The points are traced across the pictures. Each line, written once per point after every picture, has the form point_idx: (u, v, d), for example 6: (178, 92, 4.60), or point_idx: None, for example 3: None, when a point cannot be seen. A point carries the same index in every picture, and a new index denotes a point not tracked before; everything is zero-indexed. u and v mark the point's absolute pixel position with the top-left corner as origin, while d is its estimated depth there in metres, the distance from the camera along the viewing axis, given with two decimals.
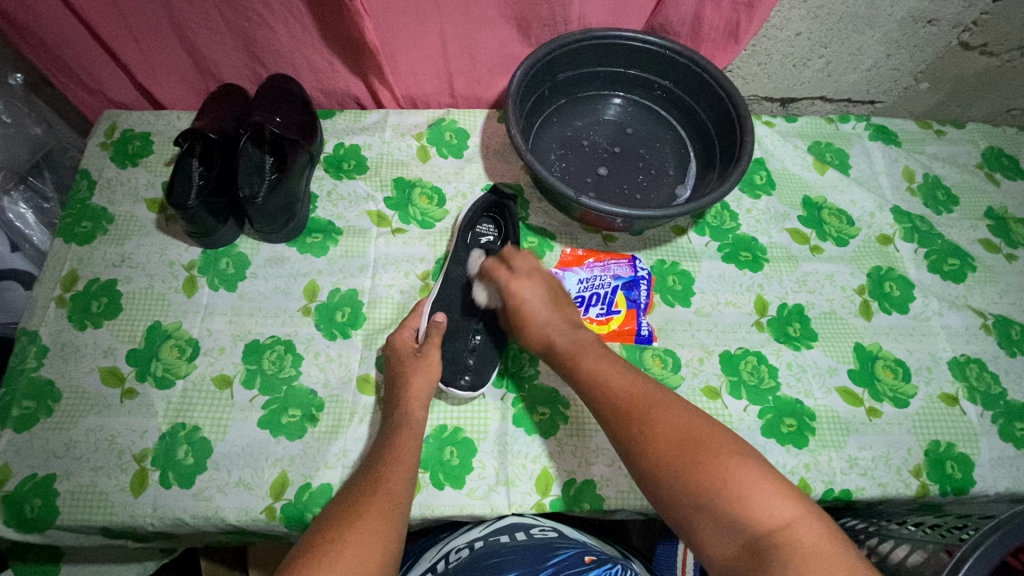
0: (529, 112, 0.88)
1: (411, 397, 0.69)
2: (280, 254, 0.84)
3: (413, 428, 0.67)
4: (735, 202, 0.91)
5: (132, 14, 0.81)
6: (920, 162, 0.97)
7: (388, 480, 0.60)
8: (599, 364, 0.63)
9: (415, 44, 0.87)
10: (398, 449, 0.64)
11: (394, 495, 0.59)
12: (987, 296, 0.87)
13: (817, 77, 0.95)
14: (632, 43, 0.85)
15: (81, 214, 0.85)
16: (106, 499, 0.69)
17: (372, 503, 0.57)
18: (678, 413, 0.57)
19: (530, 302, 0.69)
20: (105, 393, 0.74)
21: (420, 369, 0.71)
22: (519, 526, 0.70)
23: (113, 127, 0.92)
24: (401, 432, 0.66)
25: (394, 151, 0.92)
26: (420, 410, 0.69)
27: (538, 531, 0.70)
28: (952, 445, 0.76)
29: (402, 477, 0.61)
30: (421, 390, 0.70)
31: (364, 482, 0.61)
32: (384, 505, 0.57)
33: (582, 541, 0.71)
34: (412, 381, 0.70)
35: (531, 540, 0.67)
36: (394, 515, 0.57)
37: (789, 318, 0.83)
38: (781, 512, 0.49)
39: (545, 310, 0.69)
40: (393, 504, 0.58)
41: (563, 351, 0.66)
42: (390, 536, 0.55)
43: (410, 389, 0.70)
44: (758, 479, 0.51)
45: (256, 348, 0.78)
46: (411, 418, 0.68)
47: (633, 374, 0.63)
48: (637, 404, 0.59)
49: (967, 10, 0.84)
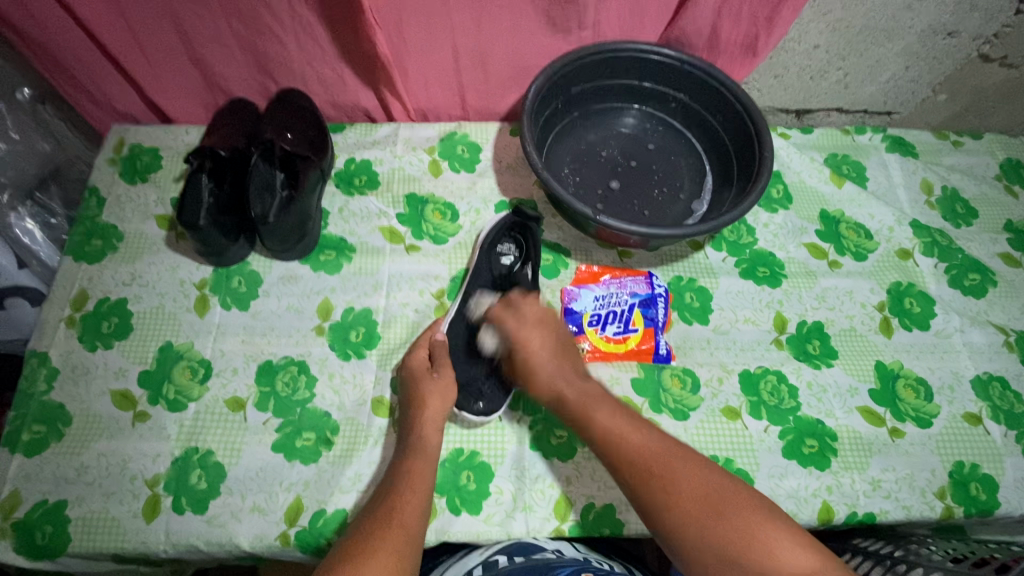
0: (543, 126, 0.87)
1: (426, 416, 0.68)
2: (291, 272, 0.83)
3: (426, 454, 0.66)
4: (752, 216, 0.90)
5: (140, 28, 0.80)
6: (938, 174, 0.96)
7: (402, 510, 0.59)
8: (605, 420, 0.65)
9: (428, 58, 0.86)
10: (412, 477, 0.63)
11: (408, 526, 0.58)
12: (1008, 312, 0.86)
13: (834, 89, 0.94)
14: (647, 56, 0.84)
15: (90, 231, 0.84)
16: (119, 526, 0.68)
17: (388, 535, 0.56)
18: (688, 468, 0.61)
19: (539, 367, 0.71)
20: (117, 416, 0.73)
21: (438, 392, 0.70)
22: (520, 549, 0.68)
23: (122, 142, 0.90)
24: (415, 459, 0.65)
25: (405, 166, 0.91)
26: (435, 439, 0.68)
27: (540, 555, 0.67)
28: (976, 466, 0.75)
29: (416, 506, 0.60)
30: (435, 412, 0.69)
31: (377, 511, 0.59)
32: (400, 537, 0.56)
33: (584, 560, 0.68)
34: (428, 402, 0.69)
35: (529, 562, 0.65)
36: (408, 548, 0.56)
37: (808, 335, 0.82)
38: (802, 563, 0.53)
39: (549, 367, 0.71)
40: (409, 534, 0.57)
41: (573, 406, 0.68)
42: (406, 568, 0.54)
43: (425, 409, 0.69)
44: (775, 531, 0.55)
45: (269, 369, 0.76)
46: (425, 445, 0.67)
47: (645, 432, 0.65)
48: (649, 464, 0.62)
49: (988, 22, 0.82)
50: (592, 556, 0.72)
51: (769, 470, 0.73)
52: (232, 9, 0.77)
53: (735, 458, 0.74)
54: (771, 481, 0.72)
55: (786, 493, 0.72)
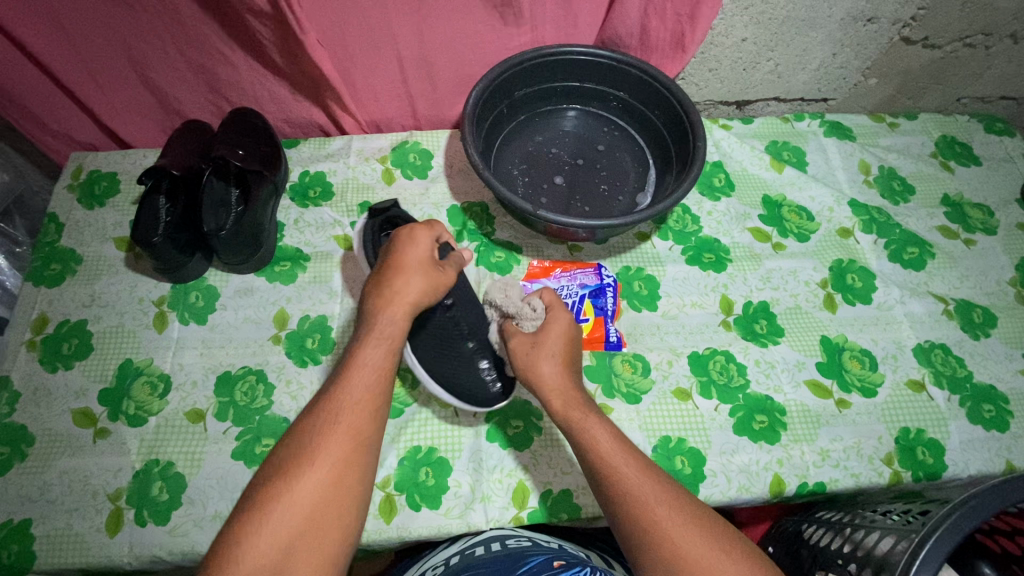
0: (488, 131, 0.90)
1: (398, 306, 0.63)
2: (248, 285, 0.85)
3: (373, 361, 0.61)
4: (696, 205, 0.93)
5: (91, 57, 0.82)
6: (875, 155, 0.99)
7: (349, 398, 0.58)
8: (601, 443, 0.62)
9: (373, 70, 0.89)
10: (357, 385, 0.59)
11: (343, 448, 0.55)
12: (948, 282, 0.89)
13: (768, 80, 0.98)
14: (584, 58, 0.87)
15: (49, 256, 0.86)
16: (82, 541, 0.69)
17: (318, 461, 0.54)
18: (679, 509, 0.56)
19: (553, 348, 0.68)
20: (78, 434, 0.74)
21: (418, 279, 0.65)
22: (496, 538, 0.70)
23: (80, 169, 0.93)
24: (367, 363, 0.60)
25: (359, 176, 0.94)
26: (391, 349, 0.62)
27: (513, 542, 0.69)
28: (922, 431, 0.77)
29: (357, 421, 0.57)
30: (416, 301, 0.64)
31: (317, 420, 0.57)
32: (338, 455, 0.55)
33: (555, 547, 0.70)
34: (413, 284, 0.64)
35: (506, 548, 0.67)
36: (356, 440, 0.56)
37: (755, 316, 0.84)
38: None
39: (552, 368, 0.67)
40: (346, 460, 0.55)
41: (572, 414, 0.64)
42: (337, 495, 0.53)
43: (404, 297, 0.63)
44: None
45: (228, 380, 0.78)
46: (374, 348, 0.61)
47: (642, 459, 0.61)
48: (639, 495, 0.57)
49: (904, 7, 0.86)
50: (563, 543, 0.74)
51: (720, 447, 0.75)
52: (179, 33, 0.80)
53: (687, 437, 0.75)
54: (722, 458, 0.74)
55: (737, 468, 0.74)
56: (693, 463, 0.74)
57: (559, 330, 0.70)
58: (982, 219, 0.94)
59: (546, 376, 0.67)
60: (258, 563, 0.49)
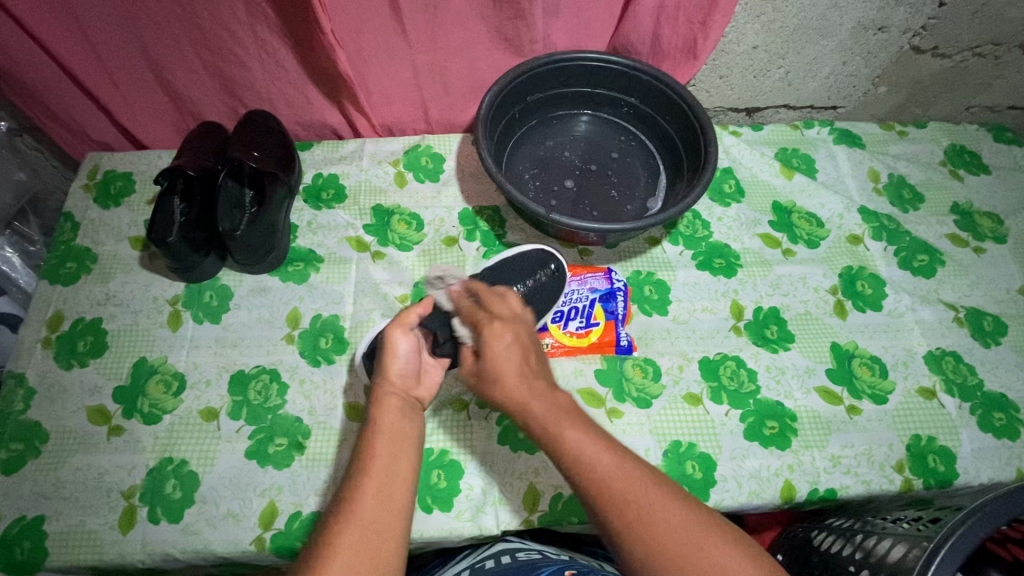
0: (501, 136, 0.90)
1: (396, 385, 0.66)
2: (262, 285, 0.86)
3: (387, 429, 0.61)
4: (706, 211, 0.93)
5: (109, 58, 0.83)
6: (884, 163, 1.00)
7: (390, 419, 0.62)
8: (577, 446, 0.58)
9: (387, 74, 0.90)
10: (370, 465, 0.57)
11: (369, 523, 0.52)
12: (958, 289, 0.89)
13: (778, 87, 0.99)
14: (596, 64, 0.88)
15: (66, 255, 0.87)
16: (95, 538, 0.69)
17: (345, 540, 0.51)
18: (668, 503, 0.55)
19: (501, 364, 0.64)
20: (92, 431, 0.75)
21: (396, 351, 0.68)
22: (506, 551, 0.72)
23: (97, 169, 0.94)
24: (376, 436, 0.60)
25: (371, 179, 0.94)
26: (400, 414, 0.63)
27: (523, 553, 0.71)
28: (933, 438, 0.77)
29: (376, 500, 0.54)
30: (405, 377, 0.68)
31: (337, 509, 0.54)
32: (378, 497, 0.54)
33: (564, 558, 0.71)
34: (393, 361, 0.67)
35: (516, 561, 0.68)
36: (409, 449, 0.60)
37: (765, 321, 0.85)
38: None
39: (509, 384, 0.64)
40: (370, 537, 0.51)
41: (541, 422, 0.61)
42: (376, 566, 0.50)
43: (393, 376, 0.67)
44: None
45: (241, 379, 0.79)
46: (387, 419, 0.62)
47: (621, 457, 0.58)
48: (621, 498, 0.55)
49: (914, 16, 0.87)
50: (574, 554, 0.75)
51: (731, 453, 0.75)
52: (197, 36, 0.81)
53: (698, 442, 0.76)
54: (733, 463, 0.74)
55: (748, 473, 0.74)
56: (704, 468, 0.74)
57: (498, 337, 0.66)
58: (992, 227, 0.95)
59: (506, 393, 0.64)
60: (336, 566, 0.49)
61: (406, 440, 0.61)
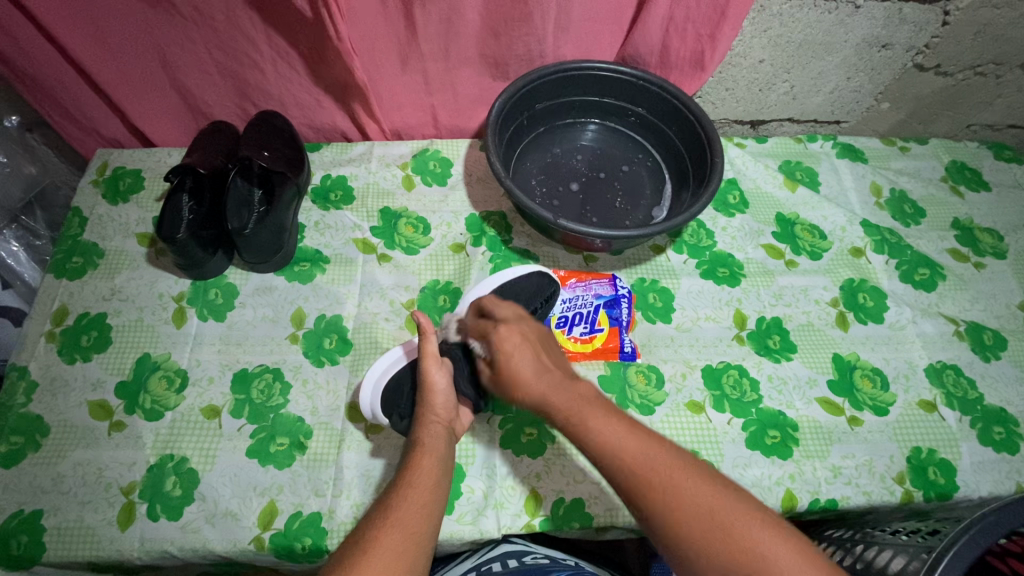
0: (509, 142, 0.91)
1: (439, 415, 0.68)
2: (267, 283, 0.86)
3: (432, 450, 0.65)
4: (710, 221, 0.94)
5: (123, 56, 0.84)
6: (886, 177, 1.01)
7: (428, 443, 0.65)
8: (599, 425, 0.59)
9: (398, 79, 0.90)
10: (418, 476, 0.62)
11: (413, 529, 0.56)
12: (959, 303, 0.90)
13: (783, 101, 1.00)
14: (604, 73, 0.89)
15: (72, 249, 0.87)
16: (93, 534, 0.68)
17: (390, 535, 0.55)
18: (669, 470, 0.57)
19: (518, 367, 0.63)
20: (94, 426, 0.74)
21: (434, 386, 0.68)
22: (512, 554, 0.74)
23: (106, 165, 0.94)
24: (421, 455, 0.64)
25: (379, 181, 0.95)
26: (441, 444, 0.66)
27: (530, 559, 0.73)
28: (933, 451, 0.78)
29: (420, 508, 0.58)
30: (448, 408, 0.69)
31: (381, 512, 0.58)
32: (414, 515, 0.57)
33: (573, 565, 0.75)
34: (435, 395, 0.68)
35: (523, 565, 0.71)
36: (441, 472, 0.63)
37: (768, 331, 0.85)
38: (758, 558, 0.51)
39: (529, 382, 0.63)
40: (412, 542, 0.55)
41: (564, 413, 0.61)
42: (414, 565, 0.53)
43: (436, 407, 0.68)
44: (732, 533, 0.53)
45: (244, 377, 0.79)
46: (430, 443, 0.65)
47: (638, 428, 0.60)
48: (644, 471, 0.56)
49: (918, 34, 0.88)
50: (579, 560, 0.78)
51: (733, 461, 0.75)
52: (212, 37, 0.82)
53: (700, 450, 0.76)
54: (735, 471, 0.75)
55: (750, 482, 0.74)
56: None
57: (510, 341, 0.65)
58: (992, 243, 0.96)
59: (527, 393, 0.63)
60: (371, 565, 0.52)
61: (446, 461, 0.65)
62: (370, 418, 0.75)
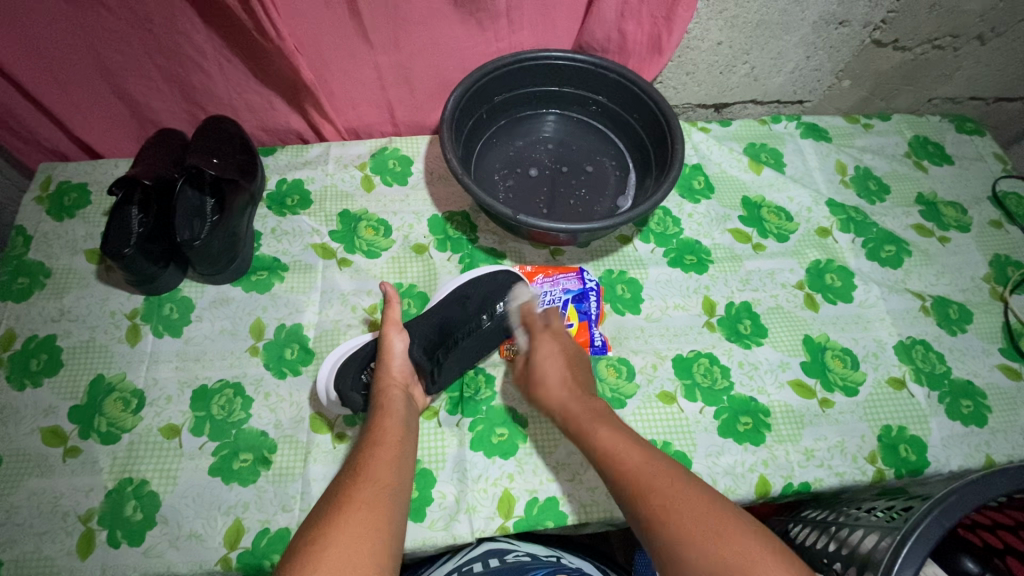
0: (468, 137, 0.89)
1: (396, 379, 0.71)
2: (224, 295, 0.83)
3: (393, 412, 0.66)
4: (676, 208, 0.93)
5: (58, 64, 0.79)
6: (850, 155, 1.01)
7: (390, 407, 0.67)
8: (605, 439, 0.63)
9: (351, 77, 0.87)
10: (384, 435, 0.63)
11: (385, 483, 0.58)
12: (924, 279, 0.90)
13: (744, 83, 0.99)
14: (562, 63, 0.87)
15: (16, 270, 0.83)
16: (52, 565, 0.66)
17: (366, 490, 0.57)
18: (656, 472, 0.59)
19: (547, 372, 0.71)
20: (47, 454, 0.72)
21: (392, 350, 0.72)
22: (494, 552, 0.73)
23: (49, 180, 0.90)
24: (383, 417, 0.66)
25: (337, 183, 0.92)
26: (404, 407, 0.68)
27: (512, 556, 0.72)
28: (903, 428, 0.78)
29: (390, 464, 0.61)
30: (405, 372, 0.72)
31: (353, 472, 0.60)
32: (385, 472, 0.60)
33: (556, 560, 0.74)
34: (393, 359, 0.71)
35: (505, 565, 0.70)
36: (405, 432, 0.65)
37: (738, 316, 0.85)
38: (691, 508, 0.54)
39: (554, 388, 0.70)
40: (387, 495, 0.57)
41: (576, 421, 0.67)
42: (390, 514, 0.56)
43: (393, 371, 0.71)
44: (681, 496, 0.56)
45: (204, 394, 0.76)
46: (391, 406, 0.67)
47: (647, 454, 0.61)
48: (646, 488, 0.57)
49: (874, 10, 0.87)
50: (564, 554, 0.77)
51: (706, 450, 0.75)
52: (152, 43, 0.79)
53: (672, 441, 0.75)
54: (707, 460, 0.74)
55: (722, 470, 0.74)
56: None
57: (548, 347, 0.73)
58: (956, 216, 0.96)
59: (551, 396, 0.70)
60: (352, 514, 0.54)
61: (408, 421, 0.67)
62: (324, 399, 0.73)
